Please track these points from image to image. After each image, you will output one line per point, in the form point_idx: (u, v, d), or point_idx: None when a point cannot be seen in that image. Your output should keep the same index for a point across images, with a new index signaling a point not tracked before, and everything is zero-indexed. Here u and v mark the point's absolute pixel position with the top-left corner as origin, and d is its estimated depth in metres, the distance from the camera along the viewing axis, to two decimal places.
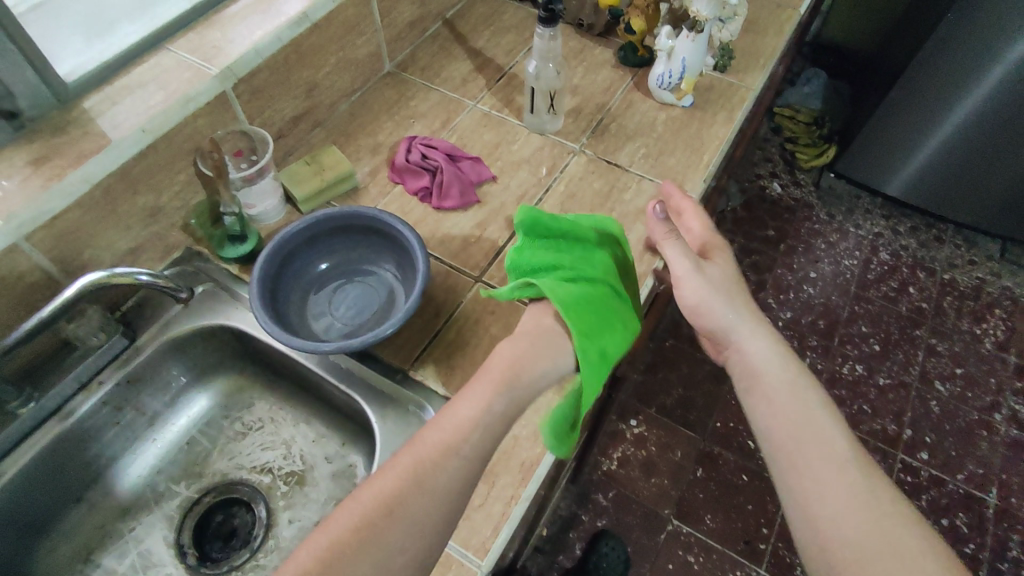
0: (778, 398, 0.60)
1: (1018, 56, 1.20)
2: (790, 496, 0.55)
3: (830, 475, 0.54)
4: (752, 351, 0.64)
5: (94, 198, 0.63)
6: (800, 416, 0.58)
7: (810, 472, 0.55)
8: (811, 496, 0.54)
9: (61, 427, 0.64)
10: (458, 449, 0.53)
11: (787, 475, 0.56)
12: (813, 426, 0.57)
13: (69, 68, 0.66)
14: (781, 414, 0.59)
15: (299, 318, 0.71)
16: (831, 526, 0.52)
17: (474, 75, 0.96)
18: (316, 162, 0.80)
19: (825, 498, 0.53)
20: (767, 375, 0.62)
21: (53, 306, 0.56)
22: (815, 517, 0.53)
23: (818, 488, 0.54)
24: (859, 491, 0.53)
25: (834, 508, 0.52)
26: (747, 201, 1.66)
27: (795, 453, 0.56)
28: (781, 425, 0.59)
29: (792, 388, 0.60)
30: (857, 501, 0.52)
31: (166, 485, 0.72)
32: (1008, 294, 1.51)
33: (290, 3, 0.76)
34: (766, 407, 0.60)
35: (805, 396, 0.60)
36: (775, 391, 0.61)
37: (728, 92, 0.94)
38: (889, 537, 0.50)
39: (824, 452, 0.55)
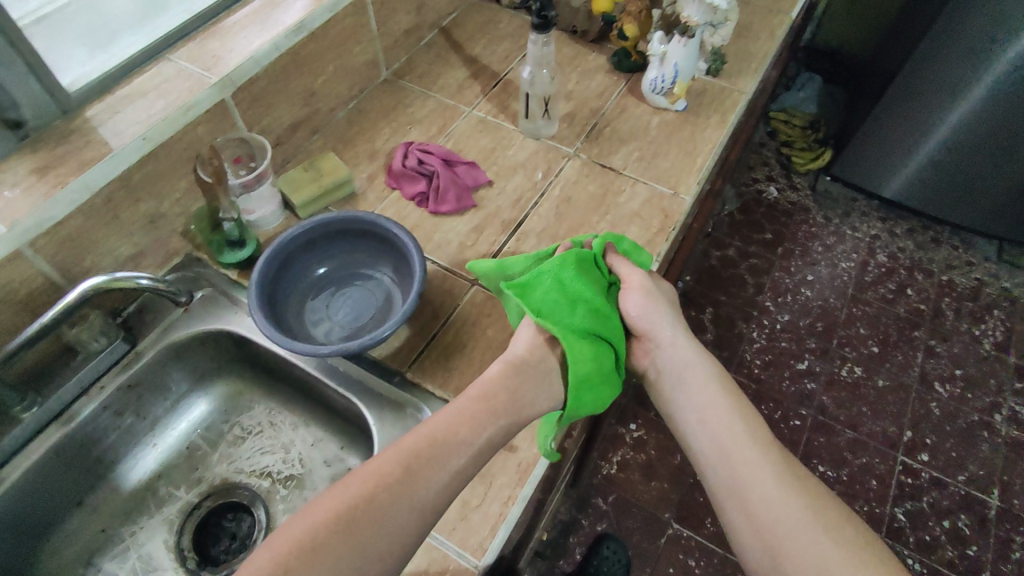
0: (704, 398, 0.65)
1: (1011, 57, 1.21)
2: (723, 492, 0.60)
3: (759, 469, 0.59)
4: (677, 351, 0.68)
5: (96, 206, 0.64)
6: (724, 417, 0.63)
7: (741, 468, 0.60)
8: (745, 492, 0.59)
9: (62, 431, 0.65)
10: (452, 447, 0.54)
11: (720, 475, 0.61)
12: (739, 423, 0.62)
13: (72, 78, 0.68)
14: (710, 415, 0.64)
15: (298, 322, 0.72)
16: (765, 518, 0.57)
17: (470, 81, 0.98)
18: (314, 169, 0.81)
19: (756, 494, 0.58)
20: (693, 374, 0.66)
21: (54, 311, 0.57)
22: (749, 510, 0.58)
23: (748, 484, 0.59)
24: (785, 480, 0.59)
25: (766, 500, 0.58)
26: (744, 205, 1.67)
27: (726, 451, 0.61)
28: (711, 427, 0.63)
29: (717, 390, 0.65)
30: (784, 493, 0.58)
31: (166, 489, 0.72)
32: (1006, 294, 1.52)
33: (288, 12, 0.77)
34: (697, 413, 0.64)
35: (727, 394, 0.65)
36: (702, 391, 0.65)
37: (720, 96, 0.95)
38: (809, 519, 0.56)
39: (751, 447, 0.61)
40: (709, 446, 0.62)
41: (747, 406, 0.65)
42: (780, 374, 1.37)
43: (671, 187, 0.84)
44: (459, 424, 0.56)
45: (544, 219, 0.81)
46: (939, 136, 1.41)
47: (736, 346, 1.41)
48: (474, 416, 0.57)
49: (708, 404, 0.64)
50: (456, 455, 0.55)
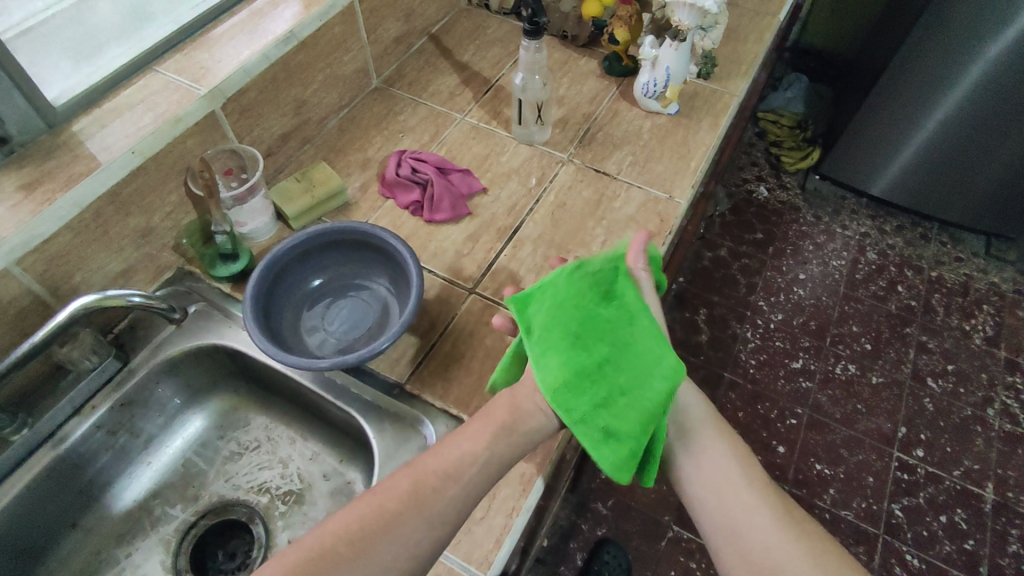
0: (700, 443, 0.64)
1: (995, 54, 1.22)
2: (720, 538, 0.61)
3: (756, 513, 0.60)
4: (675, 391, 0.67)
5: (84, 221, 0.63)
6: (720, 457, 0.63)
7: (739, 514, 0.60)
8: (742, 537, 0.59)
9: (55, 452, 0.63)
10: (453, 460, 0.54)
11: (717, 520, 0.61)
12: (736, 467, 0.63)
13: (58, 91, 0.67)
14: (706, 460, 0.63)
15: (293, 334, 0.71)
16: (763, 562, 0.58)
17: (461, 88, 0.97)
18: (307, 179, 0.80)
19: (754, 534, 0.59)
20: (691, 421, 0.66)
21: (45, 330, 0.55)
22: (747, 554, 0.59)
23: (747, 524, 0.59)
24: (782, 523, 0.59)
25: (762, 544, 0.58)
26: (735, 205, 1.67)
27: (722, 496, 0.61)
28: (708, 472, 0.63)
29: (712, 430, 0.65)
30: (782, 532, 0.59)
31: (162, 508, 0.71)
32: (994, 289, 1.53)
33: (276, 22, 0.76)
34: (693, 450, 0.64)
35: (726, 437, 0.65)
36: (699, 435, 0.65)
37: (712, 99, 0.96)
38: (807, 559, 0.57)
39: (749, 491, 0.61)
40: (705, 491, 0.62)
41: (744, 447, 0.65)
42: (775, 373, 1.38)
43: (666, 191, 0.84)
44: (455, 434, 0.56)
45: (540, 226, 0.81)
46: (926, 132, 1.43)
47: (731, 347, 1.42)
48: (476, 428, 0.57)
49: (704, 448, 0.64)
50: (457, 466, 0.54)
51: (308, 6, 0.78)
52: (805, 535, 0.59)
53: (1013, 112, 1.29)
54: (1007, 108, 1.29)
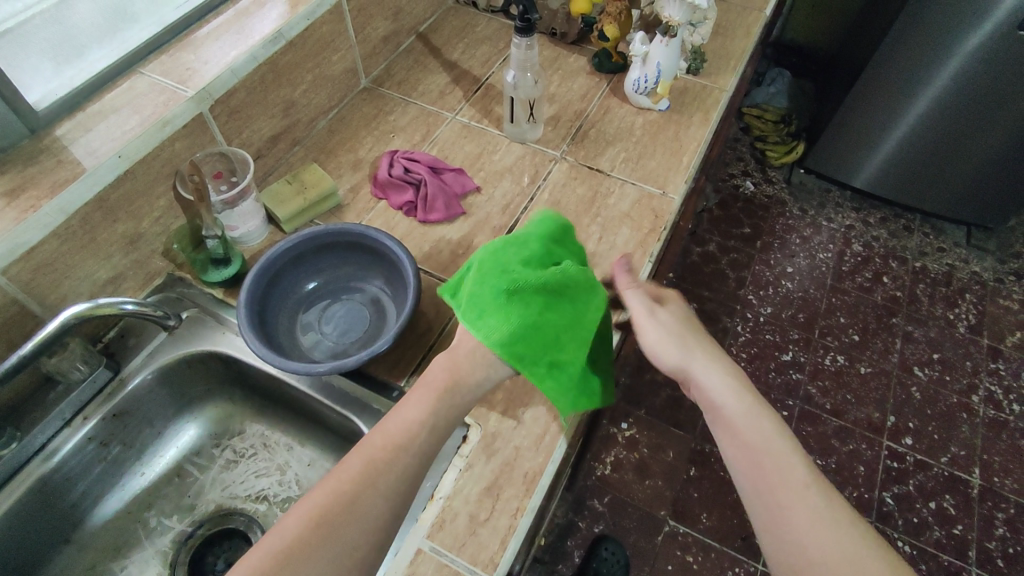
0: (736, 422, 0.56)
1: (972, 48, 1.24)
2: (764, 527, 0.52)
3: (799, 500, 0.51)
4: (705, 381, 0.59)
5: (71, 228, 0.61)
6: (759, 437, 0.54)
7: (779, 499, 0.51)
8: (784, 525, 0.51)
9: (44, 468, 0.62)
10: None
11: (757, 508, 0.53)
12: (779, 449, 0.54)
13: (39, 95, 0.65)
14: (743, 440, 0.55)
15: (289, 338, 0.70)
16: (805, 556, 0.49)
17: (451, 87, 0.97)
18: (298, 181, 0.79)
19: (791, 526, 0.50)
20: (721, 408, 0.57)
21: (35, 341, 0.53)
22: (788, 546, 0.50)
23: (781, 512, 0.51)
24: (832, 513, 0.50)
25: (806, 536, 0.49)
26: (722, 200, 1.68)
27: (760, 480, 0.53)
28: (746, 453, 0.54)
29: (755, 412, 0.56)
30: (824, 523, 0.50)
31: (157, 519, 0.70)
32: (976, 278, 1.56)
33: (262, 22, 0.75)
34: (728, 432, 0.56)
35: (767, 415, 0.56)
36: (736, 420, 0.56)
37: (702, 94, 0.96)
38: (852, 557, 0.48)
39: (792, 474, 0.52)
40: (745, 476, 0.54)
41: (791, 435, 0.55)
42: (766, 366, 1.39)
43: (660, 187, 0.84)
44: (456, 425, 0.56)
45: None
46: (907, 124, 1.44)
47: (722, 340, 1.42)
48: None
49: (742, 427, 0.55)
50: None
51: (295, 6, 0.77)
52: (857, 529, 0.50)
53: (990, 106, 1.31)
54: (984, 102, 1.31)
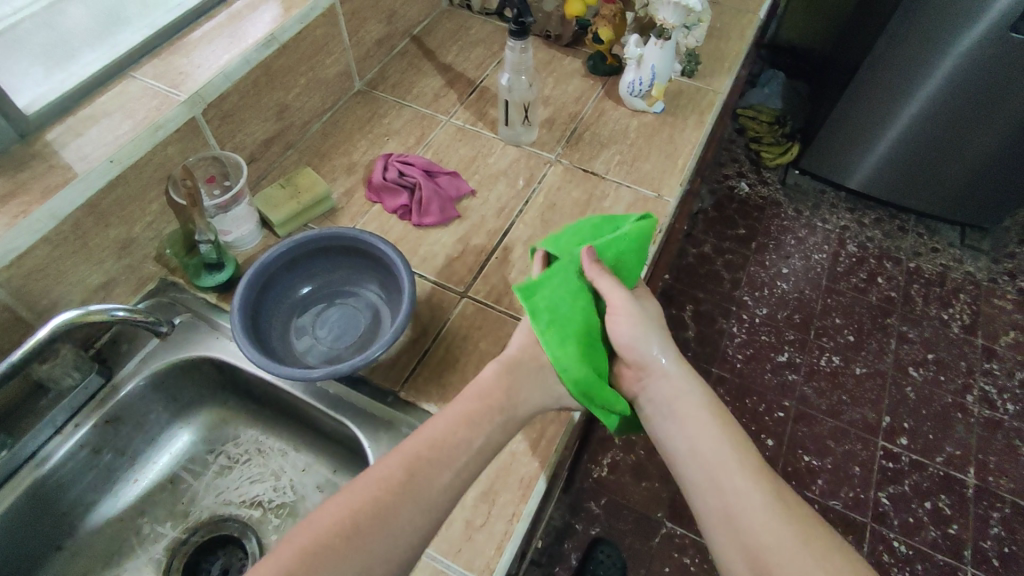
0: (697, 427, 0.61)
1: (965, 50, 1.24)
2: (712, 522, 0.56)
3: (750, 498, 0.55)
4: (669, 380, 0.64)
5: (63, 233, 0.61)
6: (715, 435, 0.60)
7: (729, 496, 0.56)
8: (737, 523, 0.54)
9: (35, 475, 0.61)
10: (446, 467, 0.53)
11: (710, 505, 0.57)
12: (731, 451, 0.58)
13: (30, 99, 0.64)
14: (705, 445, 0.60)
15: (282, 343, 0.69)
16: (752, 549, 0.53)
17: (446, 90, 0.96)
18: (292, 185, 0.79)
19: (744, 512, 0.55)
20: (682, 403, 0.63)
21: (24, 348, 0.53)
22: (741, 538, 0.54)
23: (736, 501, 0.55)
24: (778, 510, 0.54)
25: (760, 531, 0.53)
26: (717, 202, 1.69)
27: (718, 477, 0.57)
28: (700, 455, 0.59)
29: (709, 415, 0.62)
30: (773, 510, 0.54)
31: (151, 526, 0.69)
32: (971, 278, 1.57)
33: (256, 25, 0.75)
34: (686, 431, 0.61)
35: (720, 426, 0.61)
36: (693, 420, 0.61)
37: (696, 97, 0.96)
38: (800, 540, 0.53)
39: (743, 475, 0.57)
40: (701, 474, 0.58)
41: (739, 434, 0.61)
42: (761, 367, 1.39)
43: (655, 190, 0.84)
44: (457, 427, 0.56)
45: (531, 226, 0.80)
46: (900, 124, 1.45)
47: (718, 342, 1.43)
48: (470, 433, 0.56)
49: (701, 433, 0.61)
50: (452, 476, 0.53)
51: (289, 9, 0.77)
52: (809, 528, 0.54)
53: (982, 107, 1.32)
54: (976, 103, 1.32)
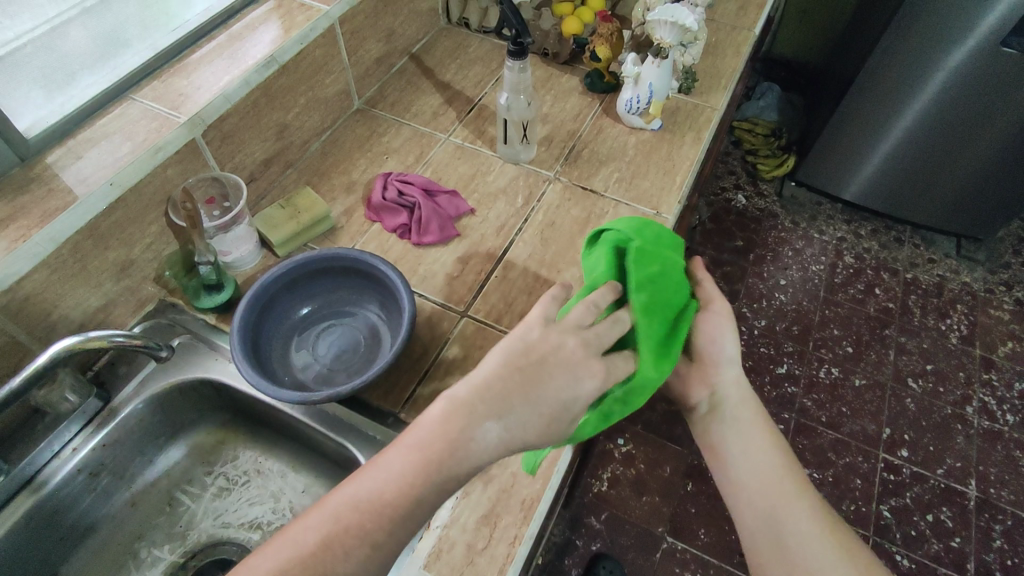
0: (746, 432, 0.60)
1: (959, 62, 1.26)
2: (756, 528, 0.56)
3: (795, 506, 0.55)
4: (732, 386, 0.62)
5: (62, 257, 0.61)
6: (763, 443, 0.59)
7: (777, 505, 0.56)
8: (780, 529, 0.55)
9: (32, 500, 0.61)
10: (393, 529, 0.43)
11: (755, 508, 0.56)
12: (780, 460, 0.58)
13: (30, 122, 0.64)
14: (754, 452, 0.59)
15: (282, 365, 0.69)
16: (797, 559, 0.53)
17: (444, 108, 0.97)
18: (291, 206, 0.79)
19: (787, 520, 0.55)
20: (737, 407, 0.61)
21: (22, 376, 0.52)
22: (779, 543, 0.54)
23: (779, 510, 0.55)
24: (822, 524, 0.55)
25: (799, 537, 0.54)
26: (714, 214, 1.70)
27: (765, 482, 0.57)
28: (753, 460, 0.58)
29: (759, 420, 0.61)
30: (814, 521, 0.55)
31: (147, 550, 0.68)
32: (968, 288, 1.57)
33: (255, 46, 0.75)
34: (735, 434, 0.60)
35: (769, 434, 0.60)
36: (743, 425, 0.60)
37: (694, 113, 0.97)
38: (840, 550, 0.53)
39: (790, 484, 0.57)
40: (750, 478, 0.58)
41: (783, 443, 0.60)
42: (761, 379, 1.39)
43: (653, 207, 0.84)
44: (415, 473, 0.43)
45: (530, 245, 0.80)
46: (896, 136, 1.46)
47: None
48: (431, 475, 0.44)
49: (750, 438, 0.59)
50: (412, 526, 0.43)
51: (288, 30, 0.77)
52: (847, 538, 0.55)
53: (977, 118, 1.33)
54: (970, 114, 1.33)
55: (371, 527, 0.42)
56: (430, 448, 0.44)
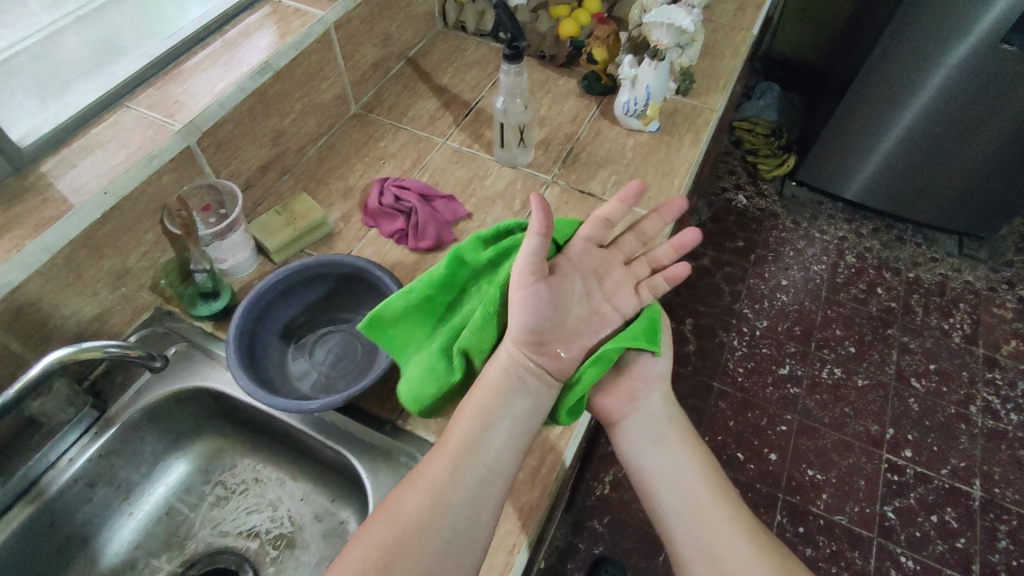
0: (675, 455, 0.62)
1: (959, 59, 1.25)
2: (687, 552, 0.58)
3: (729, 526, 0.58)
4: (656, 409, 0.65)
5: (56, 266, 0.60)
6: (690, 464, 0.62)
7: (707, 528, 0.58)
8: (714, 550, 0.57)
9: (30, 510, 0.60)
10: (487, 444, 0.53)
11: (691, 531, 0.58)
12: (712, 480, 0.61)
13: (24, 131, 0.64)
14: (685, 474, 0.61)
15: (280, 373, 0.69)
16: None
17: (441, 112, 0.97)
18: (287, 212, 0.79)
19: (721, 539, 0.57)
20: (666, 427, 0.64)
21: (17, 387, 0.52)
22: (714, 563, 0.56)
23: (711, 530, 0.58)
24: (750, 540, 0.57)
25: (733, 554, 0.56)
26: (715, 214, 1.69)
27: (698, 503, 0.59)
28: (682, 483, 0.61)
29: (688, 441, 0.64)
30: (746, 538, 0.57)
31: (146, 560, 0.68)
32: (970, 287, 1.56)
33: (251, 52, 0.75)
34: (665, 456, 0.62)
35: (698, 453, 0.63)
36: (672, 447, 0.63)
37: (692, 115, 0.96)
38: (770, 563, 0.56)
39: (723, 504, 0.59)
40: (684, 502, 0.60)
41: (710, 462, 0.63)
42: (763, 381, 1.38)
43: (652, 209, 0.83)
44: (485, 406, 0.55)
45: None
46: (896, 134, 1.45)
47: (719, 355, 1.42)
48: (499, 405, 0.55)
49: (679, 460, 0.62)
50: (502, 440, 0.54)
51: (284, 36, 0.77)
52: (775, 550, 0.58)
53: (978, 116, 1.32)
54: (971, 112, 1.32)
55: (471, 441, 0.53)
56: (485, 391, 0.56)
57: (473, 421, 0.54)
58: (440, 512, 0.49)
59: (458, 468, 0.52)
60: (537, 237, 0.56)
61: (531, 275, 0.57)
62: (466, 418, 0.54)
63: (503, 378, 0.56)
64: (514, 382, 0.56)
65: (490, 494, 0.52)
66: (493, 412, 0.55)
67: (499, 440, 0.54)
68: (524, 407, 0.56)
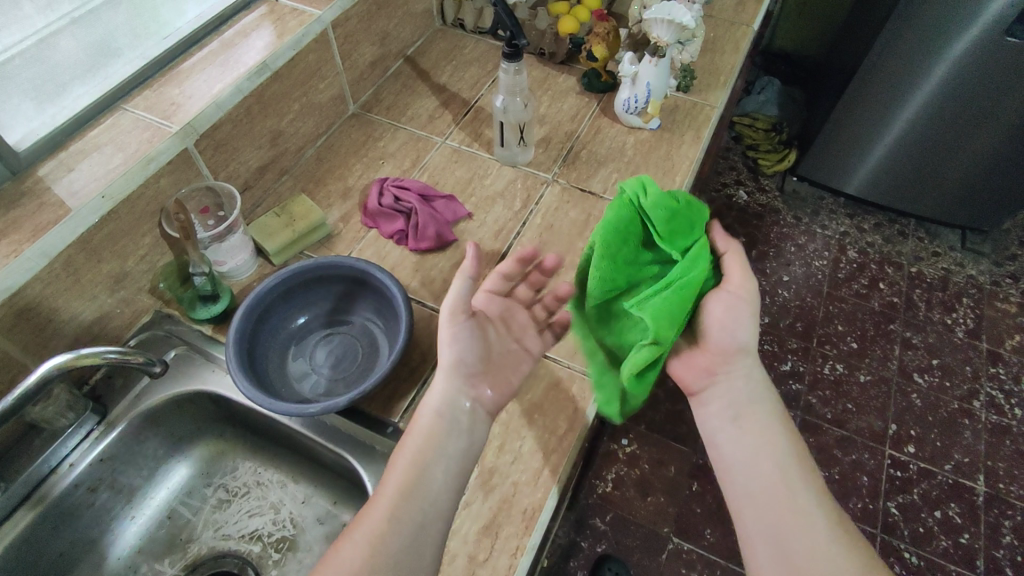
0: (756, 436, 0.58)
1: (960, 53, 1.24)
2: (756, 539, 0.54)
3: (811, 519, 0.53)
4: (739, 384, 0.61)
5: (55, 271, 0.60)
6: (774, 450, 0.57)
7: (782, 518, 0.53)
8: (787, 541, 0.52)
9: (31, 515, 0.60)
10: (427, 486, 0.53)
11: (762, 517, 0.54)
12: (797, 469, 0.56)
13: (20, 135, 0.63)
14: (766, 459, 0.57)
15: (280, 376, 0.68)
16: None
17: (441, 110, 0.96)
18: (286, 214, 0.78)
19: (799, 533, 0.52)
20: (749, 406, 0.60)
21: (16, 394, 0.51)
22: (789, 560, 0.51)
23: (787, 520, 0.53)
24: (833, 540, 0.52)
25: (809, 550, 0.51)
26: (715, 210, 1.68)
27: (777, 491, 0.55)
28: (762, 467, 0.56)
29: (777, 423, 0.59)
30: (832, 539, 0.52)
31: (149, 564, 0.68)
32: (973, 281, 1.56)
33: (248, 52, 0.74)
34: (745, 436, 0.58)
35: (789, 438, 0.58)
36: (755, 427, 0.59)
37: (693, 112, 0.95)
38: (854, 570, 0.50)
39: (807, 496, 0.54)
40: (761, 485, 0.55)
41: (801, 451, 0.58)
42: None
43: None
44: (425, 448, 0.55)
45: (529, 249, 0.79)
46: (898, 128, 1.44)
47: None
48: (437, 447, 0.55)
49: (760, 442, 0.58)
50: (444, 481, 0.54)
51: (281, 35, 0.76)
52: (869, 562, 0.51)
53: (980, 110, 1.31)
54: (973, 106, 1.32)
55: (410, 483, 0.53)
56: (421, 435, 0.56)
57: (410, 463, 0.54)
58: (378, 555, 0.48)
59: (399, 510, 0.51)
60: (467, 279, 0.58)
61: (460, 315, 0.59)
62: (403, 461, 0.54)
63: (438, 421, 0.57)
64: (447, 425, 0.57)
65: (432, 534, 0.51)
66: (431, 453, 0.55)
67: (440, 480, 0.54)
68: (461, 448, 0.56)
